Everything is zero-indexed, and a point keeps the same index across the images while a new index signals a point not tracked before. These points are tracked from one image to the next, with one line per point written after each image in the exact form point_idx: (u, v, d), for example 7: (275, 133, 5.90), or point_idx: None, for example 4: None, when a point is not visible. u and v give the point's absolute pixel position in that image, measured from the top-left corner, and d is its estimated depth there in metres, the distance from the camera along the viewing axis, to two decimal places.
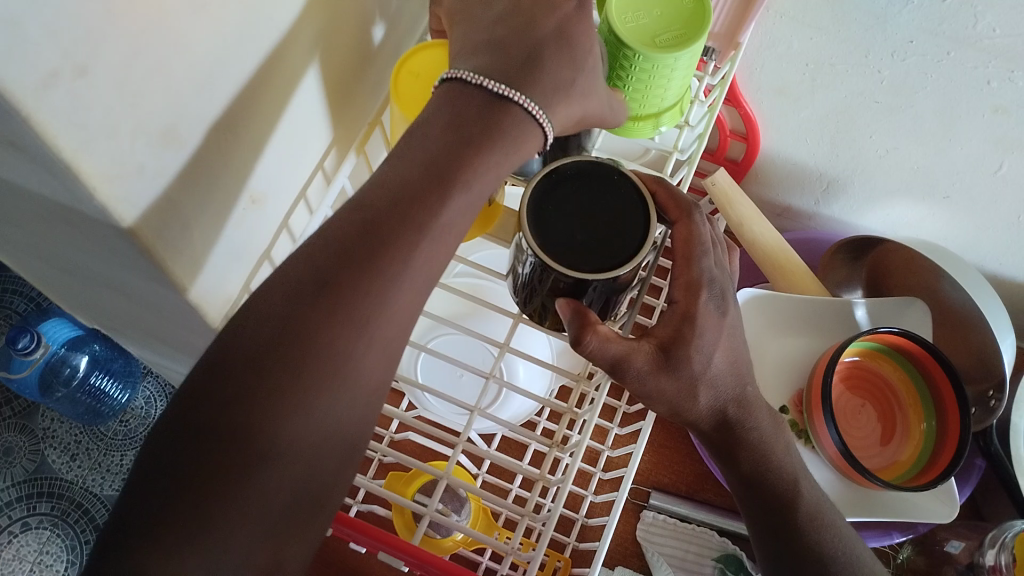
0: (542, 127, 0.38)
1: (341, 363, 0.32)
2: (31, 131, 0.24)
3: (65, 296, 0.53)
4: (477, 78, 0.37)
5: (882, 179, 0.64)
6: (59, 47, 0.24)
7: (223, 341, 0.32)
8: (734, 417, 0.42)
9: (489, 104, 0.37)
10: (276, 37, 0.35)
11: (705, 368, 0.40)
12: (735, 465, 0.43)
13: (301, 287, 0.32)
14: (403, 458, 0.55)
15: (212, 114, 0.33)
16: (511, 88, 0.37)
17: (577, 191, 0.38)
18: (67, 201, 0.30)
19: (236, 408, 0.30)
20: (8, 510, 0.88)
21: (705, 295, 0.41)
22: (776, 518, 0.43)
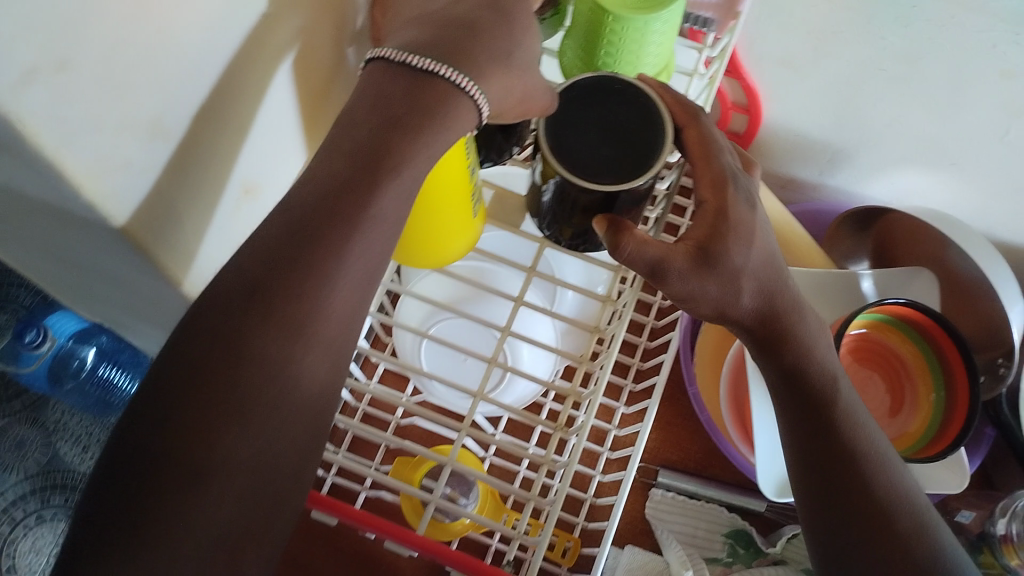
0: (476, 102, 0.37)
1: (292, 354, 0.32)
2: (11, 130, 0.24)
3: (66, 293, 0.53)
4: (399, 55, 0.35)
5: (887, 148, 0.63)
6: (36, 43, 0.23)
7: (159, 361, 0.31)
8: (768, 309, 0.42)
9: (414, 83, 0.35)
10: (260, 22, 0.34)
11: (740, 263, 0.40)
12: (772, 359, 0.43)
13: (231, 296, 0.32)
14: (407, 445, 0.55)
15: (199, 105, 0.32)
16: (435, 61, 0.36)
17: (592, 109, 0.40)
18: (54, 198, 0.29)
19: (167, 429, 0.30)
20: (22, 503, 0.89)
21: (732, 196, 0.41)
22: (811, 412, 0.43)
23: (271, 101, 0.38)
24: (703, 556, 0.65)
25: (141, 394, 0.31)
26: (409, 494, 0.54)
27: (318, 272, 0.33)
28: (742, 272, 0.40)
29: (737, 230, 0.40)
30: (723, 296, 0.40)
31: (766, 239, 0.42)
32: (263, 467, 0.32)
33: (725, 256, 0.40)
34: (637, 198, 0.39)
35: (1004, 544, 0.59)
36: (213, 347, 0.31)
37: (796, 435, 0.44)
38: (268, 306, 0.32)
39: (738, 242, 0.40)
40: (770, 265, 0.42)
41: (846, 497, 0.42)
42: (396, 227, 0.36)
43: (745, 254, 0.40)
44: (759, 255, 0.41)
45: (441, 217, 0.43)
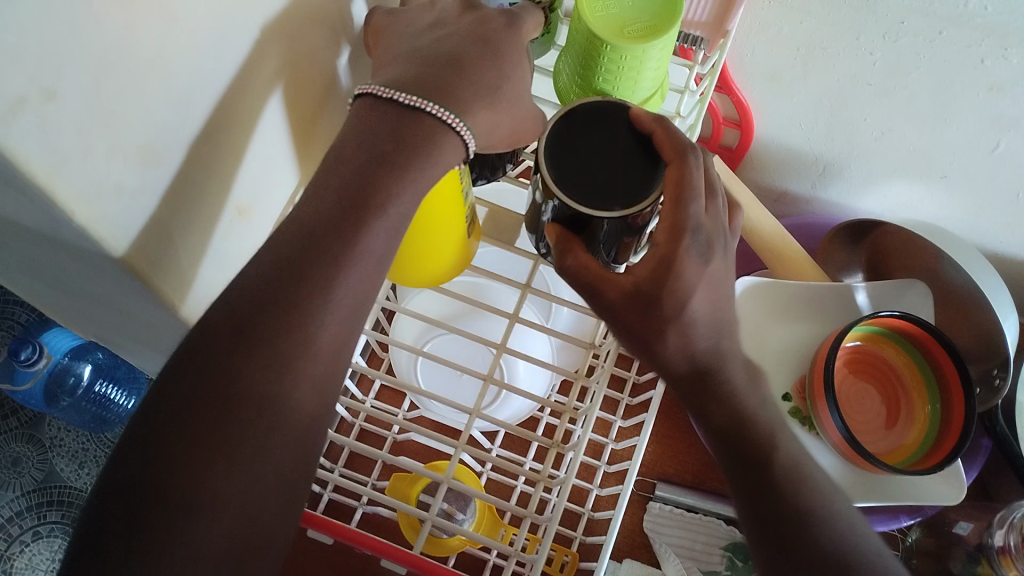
0: (462, 138, 0.38)
1: (292, 375, 0.33)
2: (2, 157, 0.24)
3: (60, 313, 0.53)
4: (385, 91, 0.37)
5: (879, 162, 0.63)
6: (25, 71, 0.23)
7: (149, 400, 0.32)
8: (704, 364, 0.38)
9: (402, 118, 0.37)
10: (253, 46, 0.34)
11: (678, 312, 0.37)
12: (708, 412, 0.38)
13: (219, 335, 0.32)
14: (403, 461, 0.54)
15: (192, 130, 0.32)
16: (421, 98, 0.37)
17: (589, 134, 0.39)
18: (46, 223, 0.29)
19: (154, 467, 0.30)
20: (19, 520, 0.88)
21: (687, 245, 0.38)
22: (752, 471, 0.37)
23: (264, 124, 0.39)
24: (702, 570, 0.66)
25: (147, 414, 0.31)
26: (405, 511, 0.54)
27: (308, 295, 0.33)
28: (683, 319, 0.38)
29: (681, 281, 0.37)
30: (647, 337, 0.38)
31: (714, 293, 0.39)
32: (266, 484, 0.32)
33: (670, 303, 0.37)
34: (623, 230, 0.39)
35: (1001, 556, 0.59)
36: (218, 362, 0.32)
37: (740, 498, 0.38)
38: (261, 328, 0.33)
39: (679, 290, 0.37)
40: (714, 321, 0.39)
41: (797, 566, 0.35)
42: (390, 248, 0.36)
43: (683, 304, 0.38)
44: (701, 305, 0.38)
45: (437, 241, 0.44)
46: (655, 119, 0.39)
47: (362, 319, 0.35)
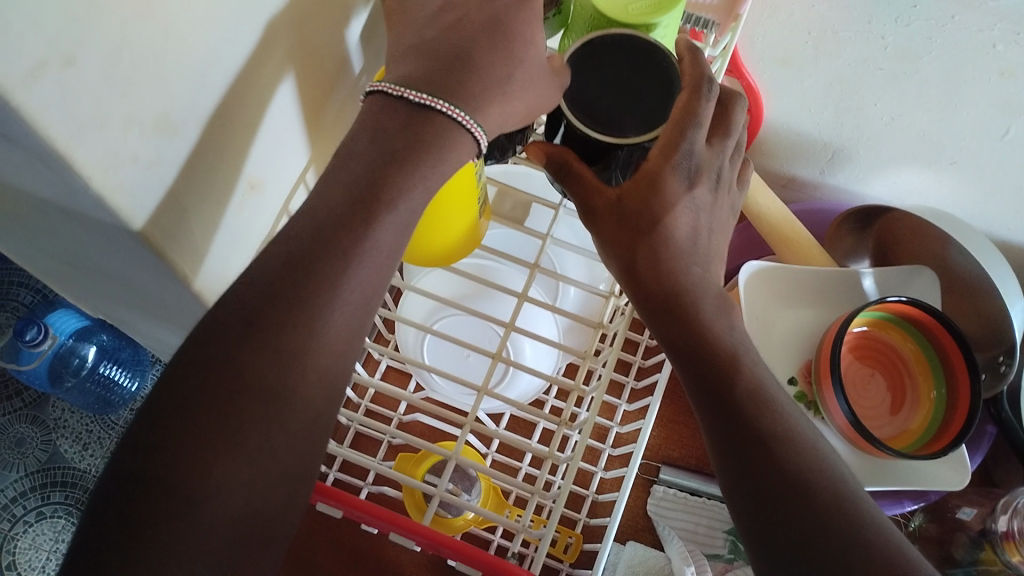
0: (474, 134, 0.37)
1: (304, 353, 0.33)
2: (22, 123, 0.24)
3: (70, 290, 0.53)
4: (395, 89, 0.36)
5: (888, 148, 0.63)
6: (44, 38, 0.23)
7: (156, 390, 0.32)
8: (677, 286, 0.42)
9: (412, 118, 0.36)
10: (268, 22, 0.34)
11: (655, 228, 0.41)
12: (681, 336, 0.41)
13: (227, 328, 0.32)
14: (412, 439, 0.55)
15: (207, 103, 0.32)
16: (431, 96, 0.36)
17: (621, 61, 0.41)
18: (62, 194, 0.29)
19: (157, 455, 0.30)
20: (23, 500, 0.88)
21: (676, 167, 0.40)
22: (728, 411, 0.39)
23: (278, 100, 0.39)
24: (705, 553, 0.67)
25: (165, 381, 0.32)
26: (412, 489, 0.54)
27: (321, 274, 0.33)
28: (659, 236, 0.41)
29: (663, 199, 0.41)
30: (623, 248, 0.42)
31: (695, 217, 0.42)
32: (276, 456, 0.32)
33: (650, 218, 0.41)
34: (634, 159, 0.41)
35: (1005, 540, 0.60)
36: (235, 333, 0.32)
37: (714, 433, 0.39)
38: (279, 306, 0.33)
39: (658, 208, 0.41)
40: (690, 241, 0.42)
41: (775, 503, 0.36)
42: (403, 224, 0.36)
43: (661, 221, 0.41)
44: (681, 225, 0.42)
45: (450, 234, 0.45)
46: (687, 48, 0.42)
47: (375, 295, 0.35)
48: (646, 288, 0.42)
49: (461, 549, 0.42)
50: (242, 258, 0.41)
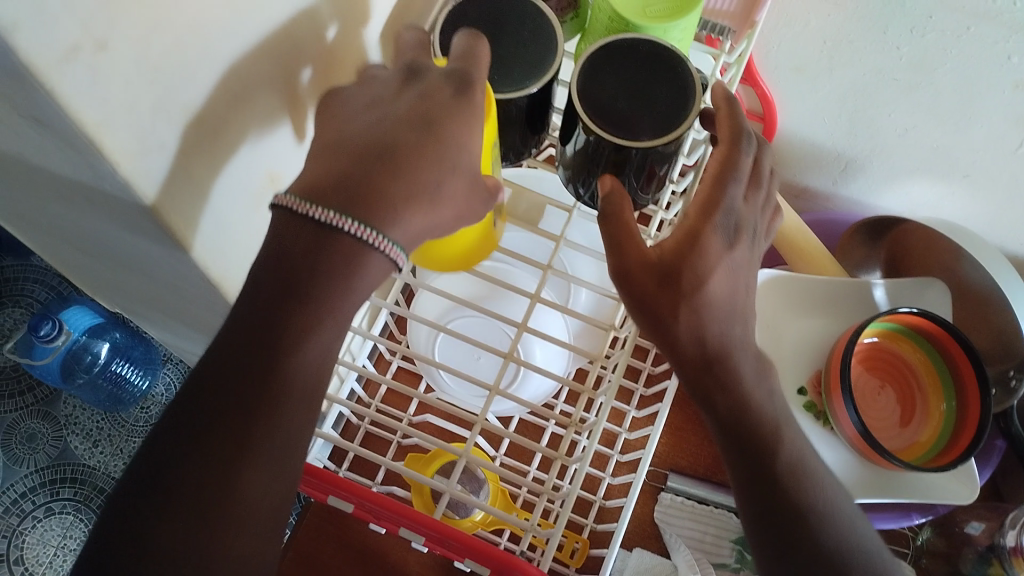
0: (388, 255, 0.34)
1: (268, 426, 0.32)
2: (55, 105, 0.25)
3: (89, 281, 0.54)
4: (298, 205, 0.32)
5: (901, 160, 0.63)
6: (77, 21, 0.24)
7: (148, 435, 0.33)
8: (716, 353, 0.40)
9: (320, 236, 0.33)
10: (292, 17, 0.35)
11: (695, 289, 0.39)
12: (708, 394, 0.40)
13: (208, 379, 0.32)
14: (423, 438, 0.55)
15: (230, 95, 0.33)
16: (336, 214, 0.33)
17: (637, 67, 0.42)
18: (89, 177, 0.30)
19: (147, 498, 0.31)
20: (32, 496, 0.89)
21: (715, 226, 0.40)
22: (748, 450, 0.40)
23: (299, 95, 0.39)
24: (712, 562, 0.67)
25: (165, 421, 0.32)
26: (421, 488, 0.54)
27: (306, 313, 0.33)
28: (698, 298, 0.39)
29: (700, 260, 0.40)
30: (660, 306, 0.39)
31: (734, 279, 0.41)
32: (263, 505, 0.32)
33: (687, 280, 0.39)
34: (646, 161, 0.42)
35: (1013, 555, 0.59)
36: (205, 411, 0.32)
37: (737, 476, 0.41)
38: (278, 322, 0.32)
39: (697, 266, 0.39)
40: (730, 303, 0.41)
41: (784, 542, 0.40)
42: None
43: (701, 283, 0.39)
44: (720, 286, 0.40)
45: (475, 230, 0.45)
46: (725, 98, 0.43)
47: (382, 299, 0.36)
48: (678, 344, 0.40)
49: (469, 544, 0.42)
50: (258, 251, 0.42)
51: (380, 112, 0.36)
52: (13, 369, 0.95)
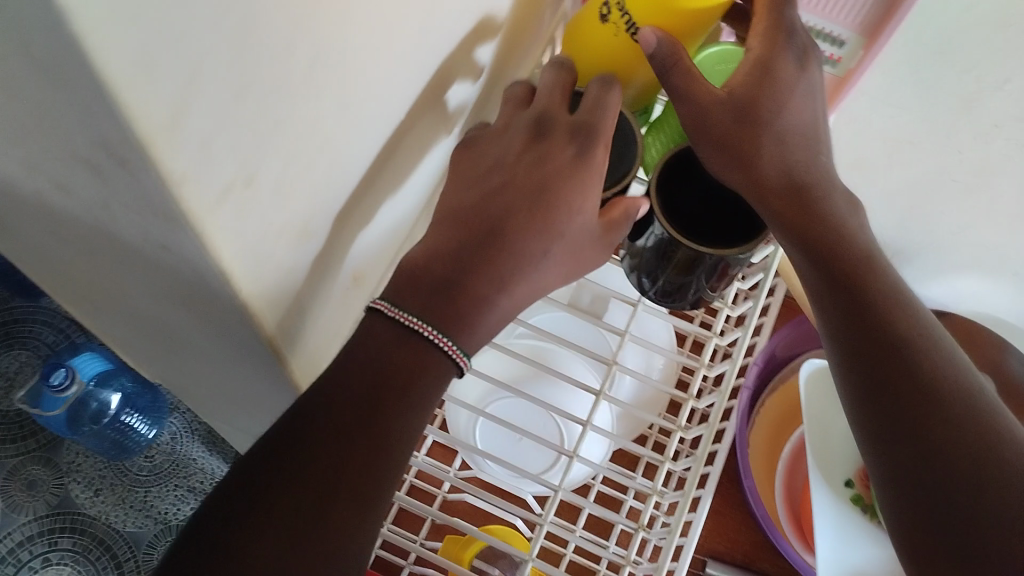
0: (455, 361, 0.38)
1: (385, 465, 0.35)
2: (199, 241, 0.24)
3: (130, 354, 0.52)
4: (391, 310, 0.37)
5: (953, 252, 0.65)
6: (235, 161, 0.24)
7: (286, 450, 0.34)
8: (800, 174, 0.43)
9: (396, 341, 0.37)
10: (397, 125, 0.36)
11: (768, 116, 0.43)
12: (834, 287, 0.41)
13: (342, 421, 0.35)
14: (457, 526, 0.53)
15: (335, 210, 0.33)
16: (421, 321, 0.37)
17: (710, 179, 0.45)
18: (202, 290, 0.29)
19: (321, 483, 0.34)
20: (30, 544, 0.85)
21: (782, 48, 0.44)
22: (849, 316, 0.40)
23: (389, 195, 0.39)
24: None
25: (275, 452, 0.34)
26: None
27: (383, 406, 0.36)
28: (774, 125, 0.43)
29: (778, 90, 0.44)
30: (742, 139, 0.43)
31: (808, 104, 0.45)
32: (316, 463, 0.34)
33: (764, 114, 0.43)
34: (719, 267, 0.44)
35: None
36: (264, 469, 0.34)
37: (841, 354, 0.40)
38: (380, 390, 0.36)
39: (775, 97, 0.43)
40: (806, 133, 0.45)
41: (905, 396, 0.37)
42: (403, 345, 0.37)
43: (778, 112, 0.44)
44: (793, 115, 0.44)
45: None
46: None
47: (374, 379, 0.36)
48: (764, 166, 0.43)
49: (322, 481, 0.34)
50: (333, 344, 0.42)
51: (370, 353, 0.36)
52: (15, 414, 0.92)
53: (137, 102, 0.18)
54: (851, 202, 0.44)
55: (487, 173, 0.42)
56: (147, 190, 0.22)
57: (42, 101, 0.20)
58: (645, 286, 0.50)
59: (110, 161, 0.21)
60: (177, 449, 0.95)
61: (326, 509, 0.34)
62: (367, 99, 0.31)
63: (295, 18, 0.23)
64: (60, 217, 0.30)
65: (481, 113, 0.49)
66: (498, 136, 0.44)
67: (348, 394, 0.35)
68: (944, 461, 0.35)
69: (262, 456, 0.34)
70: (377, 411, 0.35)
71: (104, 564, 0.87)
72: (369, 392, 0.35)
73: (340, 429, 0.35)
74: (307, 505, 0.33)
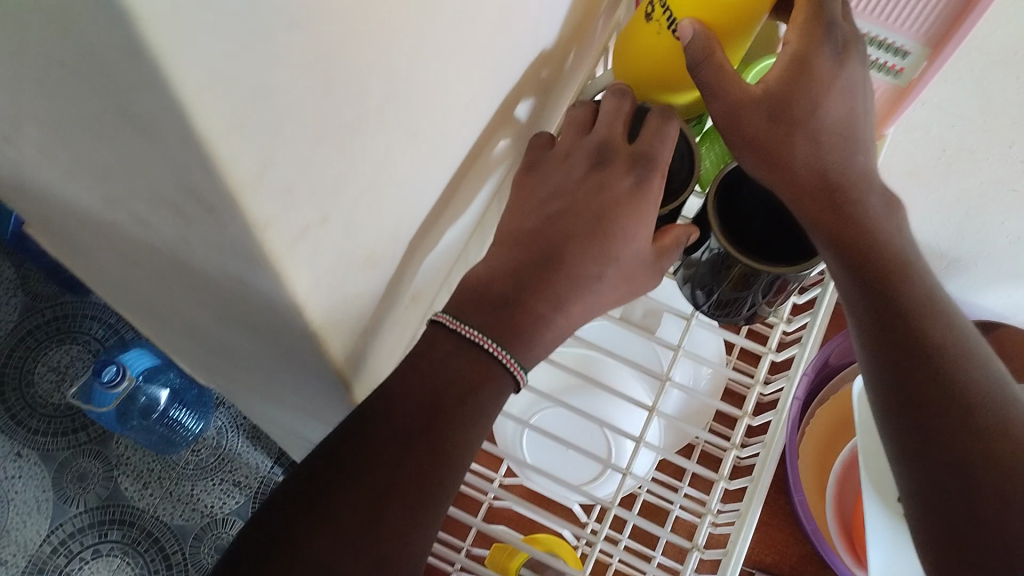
0: (516, 378, 0.38)
1: (442, 473, 0.35)
2: (277, 279, 0.25)
3: (185, 360, 0.53)
4: (453, 322, 0.38)
5: (1011, 262, 0.63)
6: (312, 202, 0.24)
7: (350, 452, 0.34)
8: (837, 178, 0.40)
9: (459, 351, 0.37)
10: (457, 147, 0.36)
11: (806, 117, 0.40)
12: (874, 300, 0.39)
13: (408, 425, 0.35)
14: (505, 536, 0.53)
15: (397, 235, 0.33)
16: (482, 333, 0.37)
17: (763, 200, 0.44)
18: (271, 317, 0.30)
19: (388, 488, 0.34)
20: (80, 536, 0.88)
21: (820, 43, 0.40)
22: (891, 321, 0.38)
23: (447, 214, 0.39)
24: None
25: (338, 454, 0.34)
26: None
27: (447, 412, 0.36)
28: (812, 126, 0.40)
29: (816, 83, 0.40)
30: (777, 143, 0.40)
31: (850, 102, 0.41)
32: (377, 466, 0.34)
33: (802, 111, 0.40)
34: (776, 284, 0.43)
35: None
36: (328, 466, 0.34)
37: (876, 370, 0.38)
38: (440, 396, 0.36)
39: (811, 92, 0.40)
40: (848, 133, 0.41)
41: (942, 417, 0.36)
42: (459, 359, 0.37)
43: (816, 108, 0.40)
44: (833, 114, 0.41)
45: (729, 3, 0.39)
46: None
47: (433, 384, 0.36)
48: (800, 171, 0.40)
49: (386, 485, 0.34)
50: (390, 360, 0.42)
51: (427, 364, 0.37)
52: (66, 409, 0.95)
53: (230, 158, 0.19)
54: (890, 203, 0.41)
55: (546, 201, 0.43)
56: (229, 233, 0.22)
57: (132, 150, 0.20)
58: (697, 300, 0.49)
59: (194, 205, 0.22)
60: (222, 443, 0.95)
61: (389, 511, 0.34)
62: (429, 127, 0.31)
63: (369, 59, 0.23)
64: (130, 241, 0.30)
65: (535, 125, 0.48)
66: (559, 162, 0.44)
67: (407, 396, 0.36)
68: (973, 473, 0.35)
69: (323, 459, 0.35)
70: (441, 417, 0.36)
71: (153, 556, 0.88)
72: (433, 398, 0.36)
73: (402, 432, 0.35)
74: (368, 506, 0.34)
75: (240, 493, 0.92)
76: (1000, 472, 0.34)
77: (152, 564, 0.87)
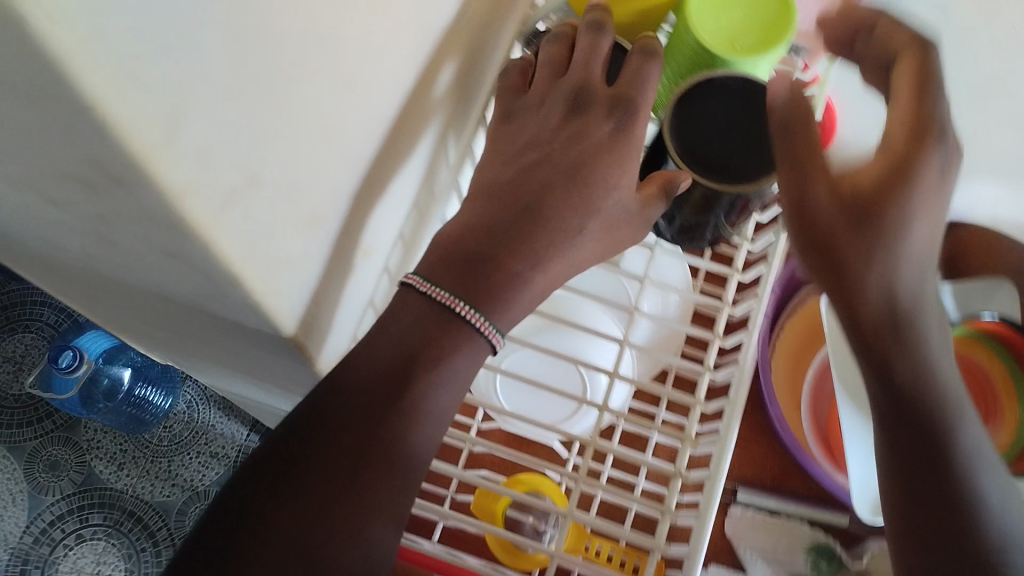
0: (489, 340, 0.37)
1: (411, 444, 0.35)
2: (206, 249, 0.23)
3: (140, 341, 0.52)
4: (422, 285, 0.36)
5: (970, 161, 0.63)
6: (237, 164, 0.22)
7: (315, 426, 0.34)
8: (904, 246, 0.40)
9: (429, 313, 0.36)
10: (392, 92, 0.34)
11: (897, 234, 0.39)
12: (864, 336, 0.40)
13: (375, 393, 0.34)
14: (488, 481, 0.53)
15: (339, 192, 0.32)
16: (451, 294, 0.36)
17: (729, 105, 0.40)
18: (211, 289, 0.28)
19: (353, 460, 0.33)
20: (60, 523, 0.86)
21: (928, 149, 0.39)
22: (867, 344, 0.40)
23: (392, 164, 0.38)
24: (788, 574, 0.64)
25: (302, 431, 0.34)
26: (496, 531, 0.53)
27: (416, 379, 0.35)
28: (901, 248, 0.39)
29: (916, 184, 0.39)
30: (844, 254, 0.39)
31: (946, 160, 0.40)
32: (341, 441, 0.33)
33: (891, 225, 0.39)
34: (739, 206, 0.42)
35: None
36: (293, 438, 0.34)
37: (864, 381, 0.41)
38: (411, 362, 0.35)
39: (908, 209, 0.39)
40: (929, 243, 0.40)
41: (912, 445, 0.40)
42: (423, 329, 0.35)
43: (908, 223, 0.39)
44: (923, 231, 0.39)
45: None
46: None
47: (403, 344, 0.35)
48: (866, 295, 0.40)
49: (353, 458, 0.33)
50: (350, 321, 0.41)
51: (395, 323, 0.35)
52: (27, 399, 0.92)
53: (128, 120, 0.17)
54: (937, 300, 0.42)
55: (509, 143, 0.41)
56: (144, 204, 0.20)
57: (27, 125, 0.18)
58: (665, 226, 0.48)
59: (102, 179, 0.20)
60: (195, 416, 0.93)
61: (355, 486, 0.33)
62: (360, 75, 0.29)
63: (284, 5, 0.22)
64: (51, 225, 0.28)
65: (476, 63, 0.46)
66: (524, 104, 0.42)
67: (368, 364, 0.35)
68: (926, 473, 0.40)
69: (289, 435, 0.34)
70: (410, 383, 0.35)
71: (138, 535, 0.87)
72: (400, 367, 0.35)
73: (367, 403, 0.34)
74: (330, 482, 0.33)
75: (219, 464, 0.90)
76: (941, 496, 0.40)
77: (139, 543, 0.86)
